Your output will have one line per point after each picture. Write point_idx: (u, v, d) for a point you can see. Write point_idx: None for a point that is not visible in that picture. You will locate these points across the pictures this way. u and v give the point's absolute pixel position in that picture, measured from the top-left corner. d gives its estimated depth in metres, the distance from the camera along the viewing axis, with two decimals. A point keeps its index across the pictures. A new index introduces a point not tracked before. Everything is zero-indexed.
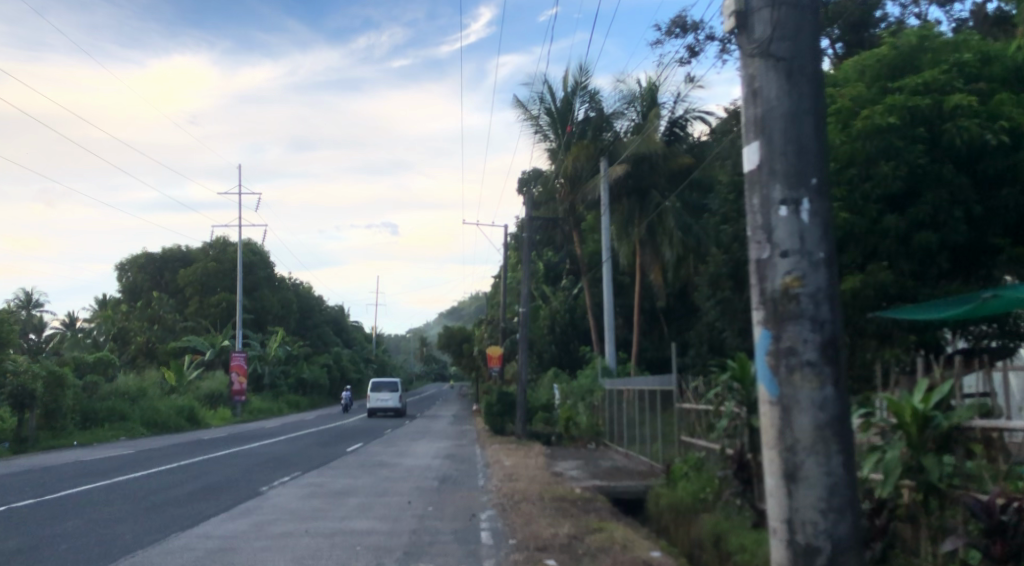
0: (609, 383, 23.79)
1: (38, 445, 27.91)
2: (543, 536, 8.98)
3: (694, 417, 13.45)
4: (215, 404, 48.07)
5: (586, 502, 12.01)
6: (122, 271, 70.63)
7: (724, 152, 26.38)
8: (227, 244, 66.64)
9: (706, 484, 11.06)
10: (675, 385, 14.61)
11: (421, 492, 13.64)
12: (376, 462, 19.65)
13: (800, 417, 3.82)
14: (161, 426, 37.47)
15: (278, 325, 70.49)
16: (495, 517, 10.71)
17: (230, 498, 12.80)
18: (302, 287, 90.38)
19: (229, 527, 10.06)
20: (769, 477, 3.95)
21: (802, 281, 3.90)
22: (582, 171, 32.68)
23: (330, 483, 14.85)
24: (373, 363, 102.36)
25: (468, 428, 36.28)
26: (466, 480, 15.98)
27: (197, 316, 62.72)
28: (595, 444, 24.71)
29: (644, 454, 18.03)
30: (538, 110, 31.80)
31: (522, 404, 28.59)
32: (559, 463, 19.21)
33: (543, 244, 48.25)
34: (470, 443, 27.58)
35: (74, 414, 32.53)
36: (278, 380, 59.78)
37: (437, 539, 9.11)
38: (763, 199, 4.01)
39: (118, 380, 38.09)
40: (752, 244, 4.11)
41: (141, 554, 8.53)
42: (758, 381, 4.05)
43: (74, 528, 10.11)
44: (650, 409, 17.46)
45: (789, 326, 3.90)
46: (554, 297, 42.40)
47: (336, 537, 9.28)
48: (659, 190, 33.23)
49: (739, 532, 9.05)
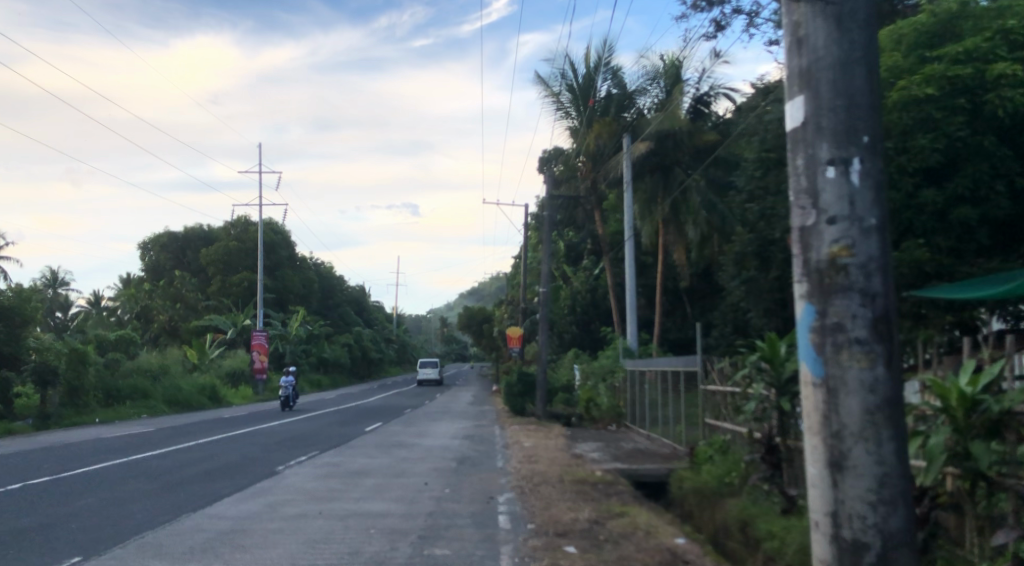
0: (631, 364, 23.49)
1: (61, 422, 28.09)
2: (564, 521, 8.66)
3: (719, 399, 13.07)
4: (237, 382, 48.30)
5: (607, 485, 11.71)
6: (145, 251, 71.13)
7: (749, 129, 25.76)
8: (249, 224, 66.62)
9: (731, 468, 10.74)
10: (699, 366, 14.23)
11: (440, 473, 13.44)
12: (395, 442, 19.51)
13: (847, 400, 3.45)
14: (184, 404, 37.66)
15: (300, 305, 70.79)
16: (513, 500, 10.44)
17: (246, 478, 12.59)
18: (323, 268, 90.64)
19: (243, 507, 9.84)
20: (811, 466, 3.60)
21: (851, 251, 3.52)
22: (605, 149, 32.12)
23: (348, 463, 14.66)
24: (394, 344, 103.01)
25: (487, 408, 36.13)
26: (486, 461, 15.78)
27: (219, 295, 62.99)
28: (616, 425, 24.44)
29: (666, 436, 17.69)
30: (559, 87, 31.02)
31: (542, 384, 28.28)
32: (579, 444, 18.96)
33: (563, 223, 47.78)
34: (488, 424, 27.41)
35: (97, 391, 32.71)
36: (300, 358, 59.98)
37: (455, 523, 8.82)
38: (808, 161, 3.64)
39: (140, 358, 38.33)
40: (795, 210, 3.72)
41: (153, 535, 8.31)
42: (799, 360, 3.69)
43: (87, 506, 9.93)
44: (673, 390, 17.14)
45: (835, 299, 3.53)
46: (576, 277, 42.08)
47: (350, 519, 9.02)
48: (682, 168, 32.73)
49: (768, 518, 8.69)
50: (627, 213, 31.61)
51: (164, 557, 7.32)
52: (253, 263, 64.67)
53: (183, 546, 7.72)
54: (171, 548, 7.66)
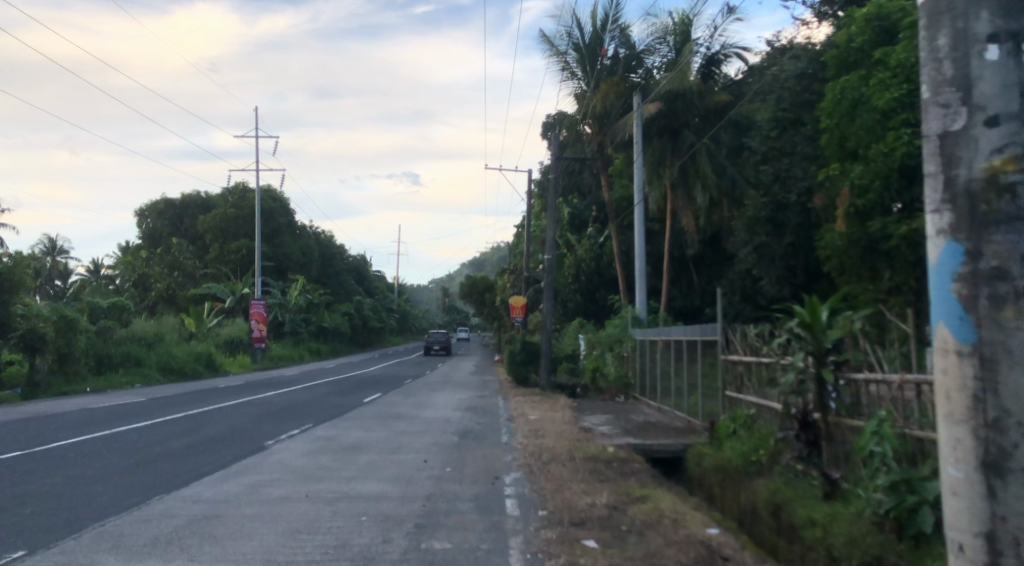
0: (639, 332, 22.44)
1: (50, 390, 27.15)
2: (578, 507, 7.72)
3: (742, 370, 12.12)
4: (235, 350, 47.42)
5: (623, 463, 10.74)
6: (142, 217, 70.05)
7: (762, 88, 24.66)
8: (246, 191, 65.10)
9: (759, 444, 9.70)
10: (719, 334, 13.19)
11: (439, 448, 12.57)
12: (394, 413, 18.61)
13: (1013, 373, 2.47)
14: (179, 372, 36.86)
15: (299, 272, 69.98)
16: (521, 481, 9.47)
17: (232, 452, 11.70)
18: (322, 235, 89.23)
19: (221, 487, 8.91)
20: (954, 468, 2.62)
21: (1022, 163, 2.56)
22: (611, 109, 30.66)
23: (341, 437, 13.77)
24: (395, 313, 102.72)
25: (489, 379, 35.28)
26: (488, 435, 14.92)
27: (217, 263, 61.86)
28: (624, 396, 23.47)
29: (680, 408, 16.70)
30: (565, 47, 29.65)
31: (546, 353, 27.29)
32: (587, 417, 18.01)
33: (568, 190, 46.35)
34: (491, 395, 26.46)
35: (89, 359, 31.71)
36: (300, 327, 59.22)
37: (455, 508, 7.87)
38: (932, 48, 2.81)
39: (133, 326, 37.35)
40: (935, 110, 2.78)
41: (119, 520, 7.39)
42: (938, 321, 2.71)
43: (51, 485, 9.00)
44: (686, 358, 16.08)
45: (995, 233, 2.57)
46: (579, 244, 40.73)
47: (339, 503, 8.08)
48: (692, 130, 31.52)
49: (806, 503, 7.71)
50: (637, 175, 30.05)
51: (121, 550, 6.34)
52: (252, 231, 63.49)
53: (146, 537, 6.74)
54: (130, 539, 6.67)
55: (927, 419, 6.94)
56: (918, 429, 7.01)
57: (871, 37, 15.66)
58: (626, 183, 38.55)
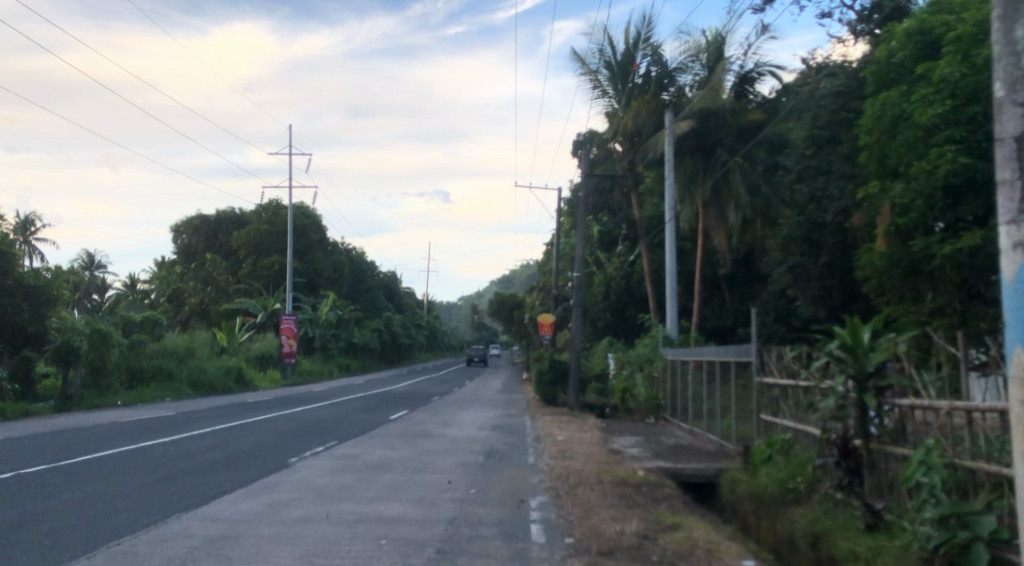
0: (670, 352, 22.03)
1: (82, 403, 27.42)
2: (607, 535, 7.41)
3: (778, 393, 11.73)
4: (266, 365, 47.66)
5: (653, 488, 10.38)
6: (176, 233, 71.05)
7: (798, 106, 24.41)
8: (279, 207, 65.67)
9: (796, 472, 9.30)
10: (754, 355, 12.81)
11: (465, 469, 12.32)
12: (419, 431, 18.42)
13: None
14: (209, 387, 37.10)
15: (330, 288, 70.33)
16: (547, 505, 9.17)
17: (255, 470, 11.55)
18: (353, 252, 89.81)
19: (240, 506, 8.72)
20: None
21: None
22: (643, 128, 30.37)
23: (366, 455, 13.59)
24: (424, 330, 102.99)
25: (517, 397, 35.01)
26: (515, 455, 14.64)
27: (250, 278, 62.39)
28: (655, 418, 22.99)
29: (712, 431, 16.28)
30: (597, 65, 29.68)
31: (574, 372, 26.91)
32: (616, 438, 17.64)
33: (598, 208, 46.19)
34: (518, 413, 26.13)
35: (122, 372, 32.01)
36: (330, 342, 59.53)
37: (478, 533, 7.59)
38: (1010, 41, 3.95)
39: (166, 339, 37.65)
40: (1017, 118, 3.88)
41: (134, 540, 7.20)
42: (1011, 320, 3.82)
43: (70, 502, 8.87)
44: (718, 380, 15.66)
45: None
46: (609, 263, 40.45)
47: (359, 525, 7.84)
48: (724, 148, 31.09)
49: (847, 535, 7.26)
50: (668, 193, 29.68)
51: None
52: (284, 247, 64.12)
53: (160, 558, 6.55)
54: (143, 561, 6.47)
55: (980, 449, 6.51)
56: (970, 459, 6.59)
57: (913, 51, 15.28)
58: (657, 201, 38.24)
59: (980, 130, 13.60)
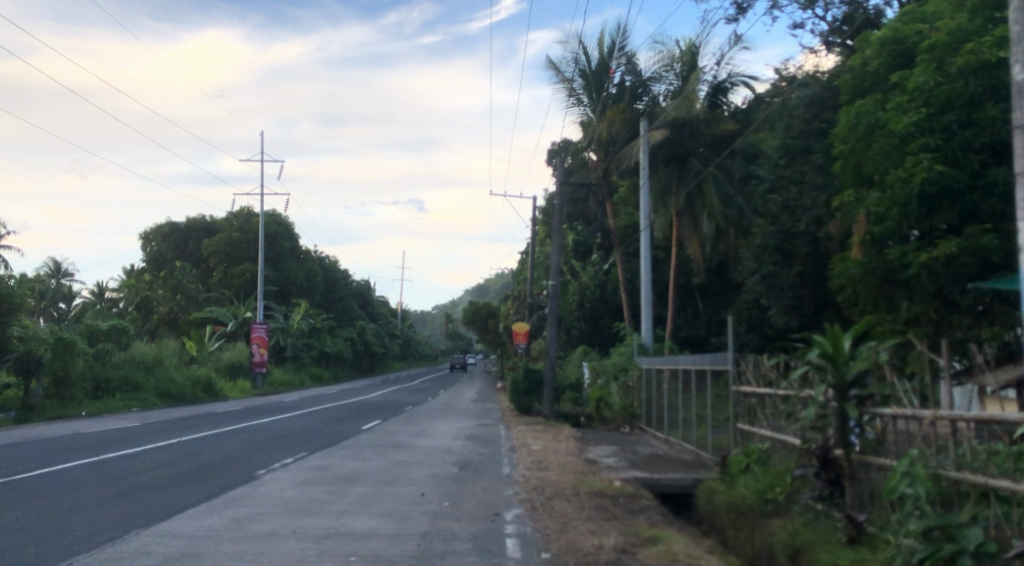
0: (645, 360, 21.88)
1: (44, 414, 26.63)
2: (584, 549, 7.19)
3: (754, 402, 11.63)
4: (236, 375, 46.89)
5: (631, 500, 10.16)
6: (145, 241, 69.87)
7: (772, 116, 24.53)
8: (251, 215, 64.96)
9: (775, 482, 9.14)
10: (730, 363, 12.68)
11: (438, 481, 12.06)
12: (392, 442, 18.10)
13: None
14: (177, 397, 36.32)
15: (303, 297, 69.50)
16: (521, 519, 8.93)
17: (221, 483, 11.18)
18: (327, 261, 89.18)
19: (202, 522, 8.36)
20: None
21: None
22: (618, 137, 30.35)
23: (336, 467, 13.26)
24: (398, 339, 102.48)
25: (492, 407, 34.66)
26: (490, 466, 14.37)
27: (221, 286, 61.42)
28: (630, 427, 22.80)
29: (688, 441, 16.10)
30: (572, 74, 29.61)
31: (549, 382, 26.66)
32: (592, 448, 17.43)
33: (573, 217, 46.19)
34: (493, 423, 25.80)
35: (86, 383, 31.19)
36: (302, 352, 58.81)
37: (451, 549, 7.33)
38: None
39: (133, 348, 36.83)
40: None
41: (91, 558, 6.85)
42: None
43: (24, 518, 8.47)
44: (695, 389, 15.51)
45: None
46: (584, 272, 40.36)
47: (327, 541, 7.54)
48: (699, 158, 31.19)
49: (829, 548, 7.11)
50: (643, 202, 29.66)
51: None
52: (256, 255, 63.28)
53: None
54: None
55: (964, 460, 6.38)
56: (954, 470, 6.46)
57: (887, 60, 15.33)
58: (632, 211, 38.23)
59: (954, 139, 13.64)
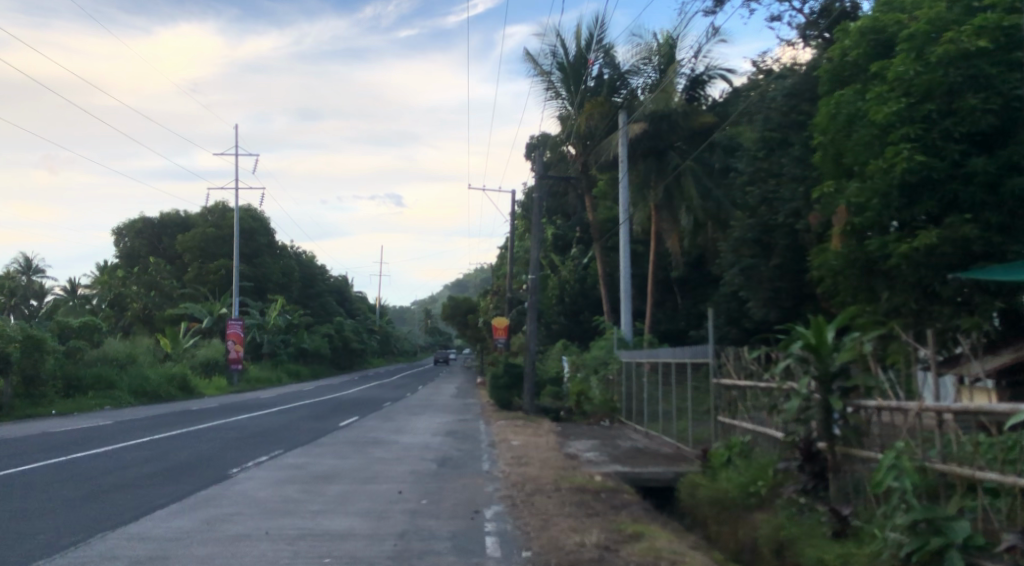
0: (625, 354, 21.80)
1: (13, 413, 26.06)
2: (566, 546, 7.04)
3: (736, 395, 11.53)
4: (212, 372, 46.30)
5: (613, 495, 10.03)
6: (118, 237, 68.82)
7: (750, 108, 24.50)
8: (226, 211, 64.18)
9: (757, 475, 9.05)
10: (711, 356, 12.57)
11: (417, 478, 11.86)
12: (370, 439, 17.85)
13: None
14: (151, 395, 35.76)
15: (279, 293, 68.84)
16: (502, 516, 8.75)
17: (194, 482, 10.91)
18: (305, 257, 88.49)
19: (173, 524, 8.10)
20: None
21: None
22: (596, 130, 30.15)
23: (313, 465, 13.00)
24: (376, 335, 102.03)
25: (471, 402, 34.49)
26: (469, 462, 14.18)
27: (196, 283, 60.64)
28: (610, 421, 22.72)
29: (669, 434, 16.02)
30: (550, 66, 29.37)
31: (529, 376, 26.52)
32: (572, 443, 17.31)
33: (552, 211, 46.04)
34: (472, 419, 25.60)
35: (58, 381, 30.61)
36: (279, 349, 58.27)
37: (431, 549, 7.14)
38: None
39: (106, 346, 36.19)
40: None
41: (52, 563, 6.56)
42: None
43: None
44: (675, 383, 15.42)
45: None
46: (563, 265, 40.24)
47: (301, 542, 7.31)
48: (677, 152, 31.13)
49: (814, 543, 6.99)
50: (622, 195, 29.54)
51: None
52: (231, 251, 62.52)
53: None
54: None
55: (951, 452, 6.29)
56: (940, 462, 6.36)
57: (866, 50, 15.29)
58: (611, 204, 38.13)
59: (934, 128, 13.61)
